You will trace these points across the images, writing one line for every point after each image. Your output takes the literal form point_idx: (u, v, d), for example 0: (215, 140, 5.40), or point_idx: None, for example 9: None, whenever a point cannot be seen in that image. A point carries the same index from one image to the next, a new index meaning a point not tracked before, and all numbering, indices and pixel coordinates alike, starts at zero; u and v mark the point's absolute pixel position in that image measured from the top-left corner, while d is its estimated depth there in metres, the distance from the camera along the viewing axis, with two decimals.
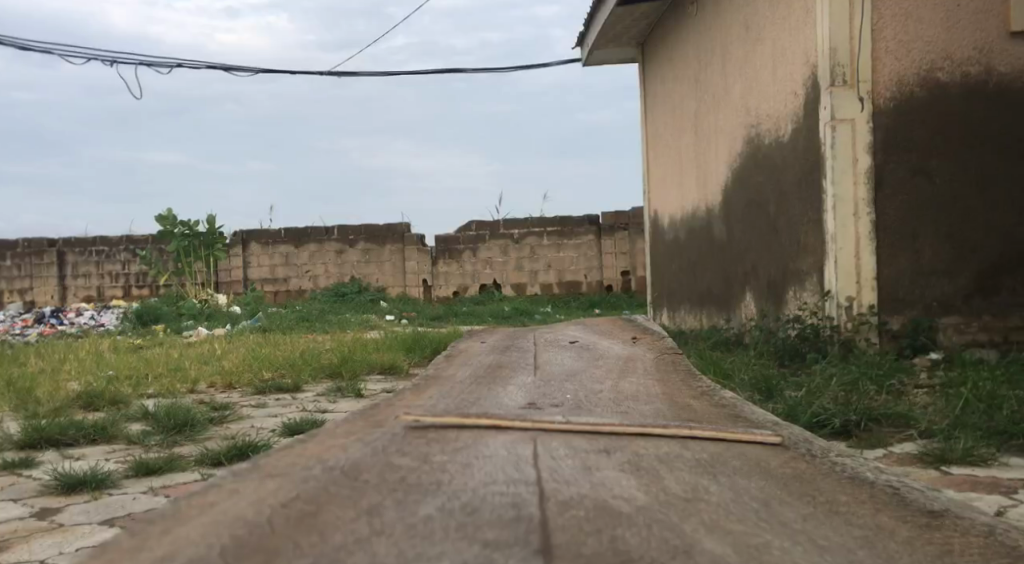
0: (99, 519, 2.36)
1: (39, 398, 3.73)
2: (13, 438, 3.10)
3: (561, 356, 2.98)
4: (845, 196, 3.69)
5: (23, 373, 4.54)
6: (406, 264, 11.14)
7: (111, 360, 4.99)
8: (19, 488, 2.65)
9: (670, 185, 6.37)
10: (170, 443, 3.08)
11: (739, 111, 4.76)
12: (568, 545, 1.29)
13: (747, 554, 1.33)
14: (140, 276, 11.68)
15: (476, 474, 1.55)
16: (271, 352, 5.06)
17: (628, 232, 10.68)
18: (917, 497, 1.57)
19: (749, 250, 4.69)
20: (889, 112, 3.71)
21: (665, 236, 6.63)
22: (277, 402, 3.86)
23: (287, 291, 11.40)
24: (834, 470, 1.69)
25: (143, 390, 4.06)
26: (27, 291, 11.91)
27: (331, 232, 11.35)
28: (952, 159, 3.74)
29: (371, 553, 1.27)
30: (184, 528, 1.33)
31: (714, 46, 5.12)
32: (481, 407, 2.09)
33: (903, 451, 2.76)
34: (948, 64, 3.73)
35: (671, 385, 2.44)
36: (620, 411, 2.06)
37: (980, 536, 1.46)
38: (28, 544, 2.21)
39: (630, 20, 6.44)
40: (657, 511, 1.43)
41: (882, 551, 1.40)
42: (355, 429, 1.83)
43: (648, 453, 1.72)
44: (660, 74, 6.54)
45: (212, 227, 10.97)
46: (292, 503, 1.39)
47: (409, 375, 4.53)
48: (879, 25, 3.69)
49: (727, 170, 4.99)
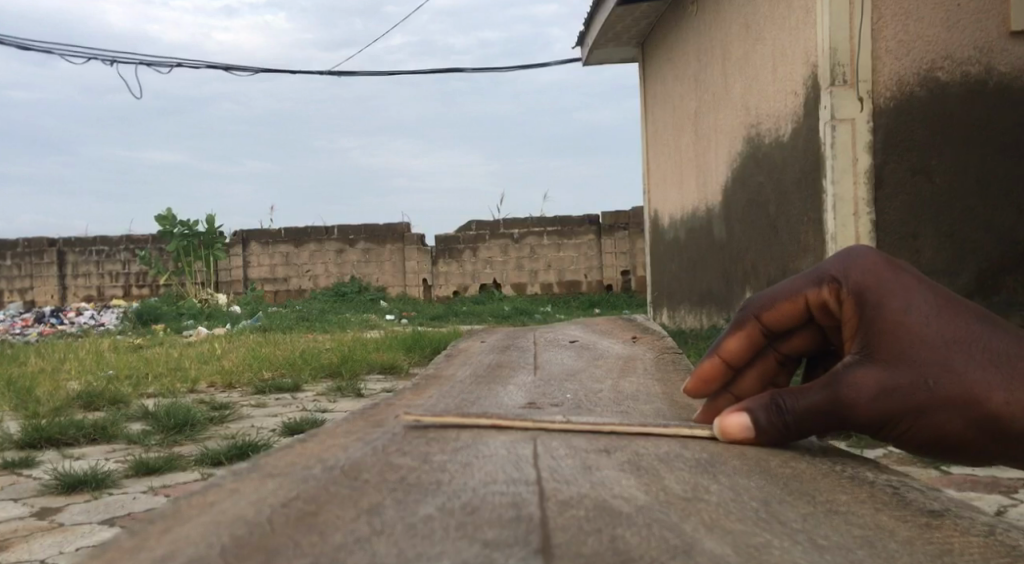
0: (97, 520, 2.36)
1: (38, 398, 3.72)
2: (13, 437, 3.10)
3: (560, 356, 2.97)
4: (844, 195, 3.71)
5: (22, 373, 4.53)
6: (406, 264, 11.14)
7: (111, 360, 4.97)
8: (19, 488, 2.64)
9: (670, 185, 6.37)
10: (169, 443, 3.08)
11: (739, 110, 4.76)
12: (568, 545, 1.29)
13: (747, 554, 1.32)
14: (140, 276, 11.70)
15: (476, 474, 1.55)
16: (270, 352, 5.05)
17: (628, 232, 10.67)
18: (916, 497, 1.57)
19: (749, 250, 4.70)
20: (889, 112, 3.69)
21: (664, 235, 6.65)
22: (277, 402, 3.85)
23: (287, 291, 11.42)
24: (834, 470, 1.69)
25: (143, 390, 4.06)
26: (27, 291, 11.92)
27: (331, 232, 11.36)
28: (951, 158, 3.74)
29: (371, 553, 1.26)
30: (183, 528, 1.33)
31: (714, 46, 5.12)
32: (482, 407, 2.09)
33: (903, 451, 2.76)
34: (948, 64, 3.72)
35: (671, 385, 2.44)
36: (621, 411, 2.06)
37: (980, 536, 1.45)
38: (28, 545, 2.20)
39: (629, 20, 6.47)
40: (657, 511, 1.43)
41: (882, 550, 1.39)
42: (355, 429, 1.83)
43: (647, 453, 1.72)
44: (660, 74, 6.54)
45: (211, 227, 11.13)
46: (292, 503, 1.39)
47: (409, 376, 4.53)
48: (879, 24, 3.67)
49: (727, 168, 4.99)
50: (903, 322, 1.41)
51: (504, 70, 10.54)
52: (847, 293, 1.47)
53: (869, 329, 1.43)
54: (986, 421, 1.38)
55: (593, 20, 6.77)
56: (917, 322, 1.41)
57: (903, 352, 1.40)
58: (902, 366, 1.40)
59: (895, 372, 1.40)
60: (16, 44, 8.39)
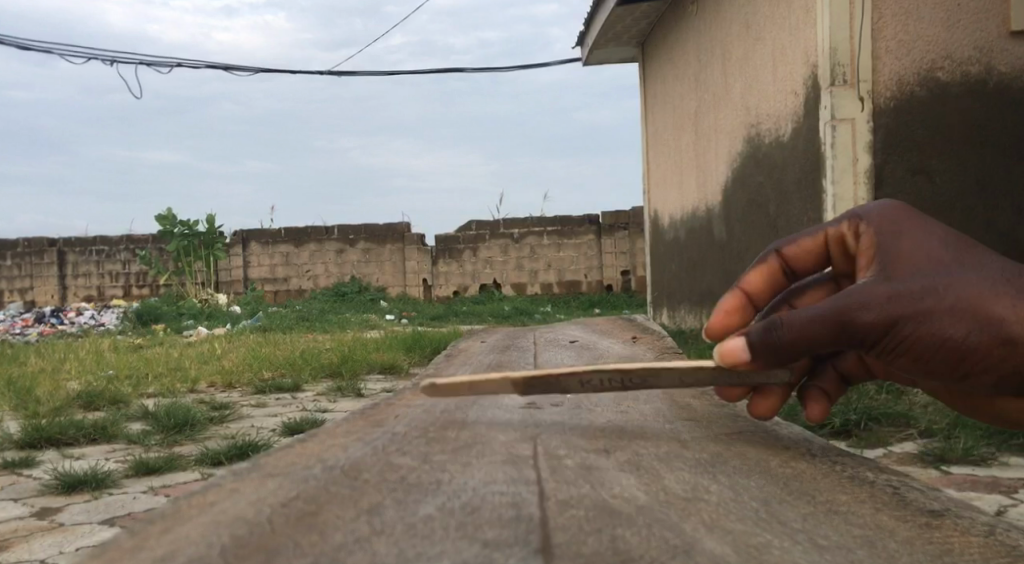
0: (97, 520, 2.35)
1: (38, 398, 3.72)
2: (12, 437, 3.10)
3: (560, 356, 2.97)
4: (844, 195, 3.70)
5: (22, 373, 4.53)
6: (406, 264, 11.14)
7: (111, 360, 4.97)
8: (19, 488, 2.64)
9: (671, 185, 6.38)
10: (169, 443, 3.08)
11: (739, 110, 4.76)
12: (568, 545, 1.29)
13: (746, 554, 1.32)
14: (140, 276, 11.70)
15: (476, 474, 1.55)
16: (270, 352, 5.05)
17: (628, 232, 10.68)
18: (917, 497, 1.57)
19: (749, 250, 4.70)
20: (889, 112, 3.70)
21: (665, 235, 6.65)
22: (277, 402, 3.85)
23: (287, 291, 11.42)
24: (834, 470, 1.69)
25: (143, 390, 4.06)
26: (27, 291, 11.92)
27: (331, 232, 11.36)
28: (952, 158, 3.74)
29: (371, 553, 1.26)
30: (183, 528, 1.33)
31: (714, 46, 5.13)
32: (483, 407, 2.09)
33: (903, 451, 2.76)
34: (948, 64, 3.71)
35: (671, 385, 2.44)
36: (621, 411, 2.06)
37: (981, 536, 1.45)
38: (28, 545, 2.20)
39: (629, 20, 6.47)
40: (657, 511, 1.43)
41: (882, 550, 1.39)
42: (355, 429, 1.83)
43: (647, 453, 1.72)
44: (660, 74, 6.54)
45: (212, 227, 11.13)
46: (292, 503, 1.39)
47: (409, 375, 4.53)
48: (879, 24, 3.67)
49: (727, 168, 4.99)
50: (915, 247, 1.52)
51: (504, 70, 10.52)
52: (864, 231, 1.59)
53: (884, 254, 1.54)
54: (992, 332, 1.47)
55: (593, 20, 6.78)
56: (928, 246, 1.51)
57: (914, 269, 1.50)
58: (912, 280, 1.49)
59: (906, 284, 1.49)
60: (17, 45, 8.39)
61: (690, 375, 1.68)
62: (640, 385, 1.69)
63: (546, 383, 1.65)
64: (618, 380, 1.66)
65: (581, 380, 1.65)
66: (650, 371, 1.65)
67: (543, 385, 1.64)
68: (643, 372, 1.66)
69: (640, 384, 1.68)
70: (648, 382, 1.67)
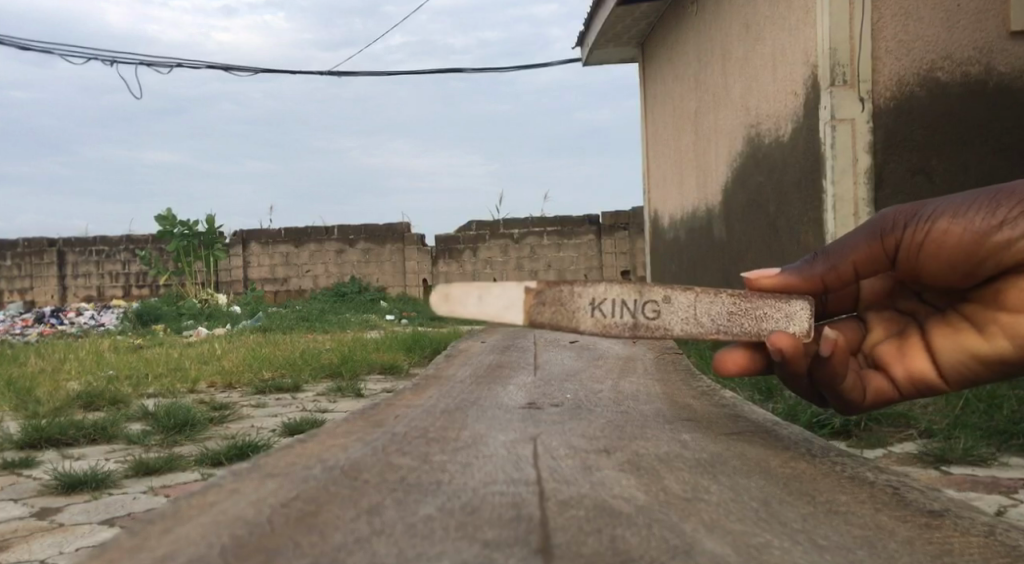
0: (97, 520, 2.36)
1: (38, 398, 3.72)
2: (12, 438, 3.10)
3: (560, 356, 2.97)
4: (844, 195, 3.71)
5: (21, 373, 4.53)
6: (406, 264, 11.14)
7: (111, 360, 4.97)
8: (19, 488, 2.64)
9: (671, 185, 6.38)
10: (170, 443, 3.08)
11: (739, 111, 4.76)
12: (568, 545, 1.29)
13: (746, 554, 1.32)
14: (140, 276, 11.70)
15: (476, 474, 1.55)
16: (271, 352, 5.06)
17: (628, 232, 10.69)
18: (916, 497, 1.58)
19: (749, 250, 4.70)
20: (889, 112, 3.70)
21: (665, 236, 6.65)
22: (277, 402, 3.85)
23: (287, 291, 11.43)
24: (834, 470, 1.69)
25: (143, 390, 4.06)
26: (27, 291, 11.93)
27: (331, 232, 11.37)
28: (952, 159, 3.75)
29: (371, 553, 1.26)
30: (183, 528, 1.32)
31: (714, 47, 5.13)
32: (483, 407, 2.09)
33: (903, 451, 2.76)
34: (948, 64, 3.71)
35: (671, 384, 2.44)
36: (621, 411, 2.06)
37: (980, 536, 1.45)
38: (29, 545, 2.20)
39: (629, 20, 6.48)
40: (657, 510, 1.43)
41: (882, 551, 1.39)
42: (355, 429, 1.83)
43: (648, 453, 1.72)
44: (660, 75, 6.54)
45: (211, 227, 11.12)
46: (292, 503, 1.39)
47: (409, 376, 4.52)
48: (879, 24, 3.67)
49: (727, 168, 5.00)
50: None
51: (505, 71, 10.51)
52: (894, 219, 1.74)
53: None
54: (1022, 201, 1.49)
55: (594, 21, 6.78)
56: None
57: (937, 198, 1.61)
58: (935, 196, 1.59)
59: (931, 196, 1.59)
60: (16, 45, 8.41)
61: (705, 306, 1.47)
62: (651, 325, 1.46)
63: (559, 301, 1.45)
64: (632, 302, 1.46)
65: (592, 302, 1.46)
66: (665, 291, 1.47)
67: (555, 305, 1.44)
68: (658, 296, 1.47)
69: (653, 319, 1.46)
70: (662, 315, 1.46)
